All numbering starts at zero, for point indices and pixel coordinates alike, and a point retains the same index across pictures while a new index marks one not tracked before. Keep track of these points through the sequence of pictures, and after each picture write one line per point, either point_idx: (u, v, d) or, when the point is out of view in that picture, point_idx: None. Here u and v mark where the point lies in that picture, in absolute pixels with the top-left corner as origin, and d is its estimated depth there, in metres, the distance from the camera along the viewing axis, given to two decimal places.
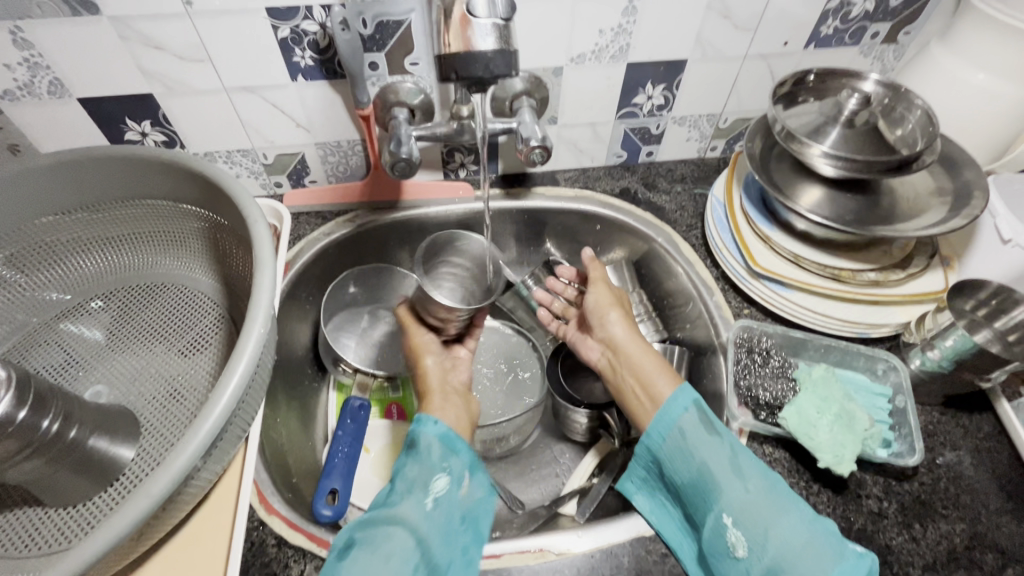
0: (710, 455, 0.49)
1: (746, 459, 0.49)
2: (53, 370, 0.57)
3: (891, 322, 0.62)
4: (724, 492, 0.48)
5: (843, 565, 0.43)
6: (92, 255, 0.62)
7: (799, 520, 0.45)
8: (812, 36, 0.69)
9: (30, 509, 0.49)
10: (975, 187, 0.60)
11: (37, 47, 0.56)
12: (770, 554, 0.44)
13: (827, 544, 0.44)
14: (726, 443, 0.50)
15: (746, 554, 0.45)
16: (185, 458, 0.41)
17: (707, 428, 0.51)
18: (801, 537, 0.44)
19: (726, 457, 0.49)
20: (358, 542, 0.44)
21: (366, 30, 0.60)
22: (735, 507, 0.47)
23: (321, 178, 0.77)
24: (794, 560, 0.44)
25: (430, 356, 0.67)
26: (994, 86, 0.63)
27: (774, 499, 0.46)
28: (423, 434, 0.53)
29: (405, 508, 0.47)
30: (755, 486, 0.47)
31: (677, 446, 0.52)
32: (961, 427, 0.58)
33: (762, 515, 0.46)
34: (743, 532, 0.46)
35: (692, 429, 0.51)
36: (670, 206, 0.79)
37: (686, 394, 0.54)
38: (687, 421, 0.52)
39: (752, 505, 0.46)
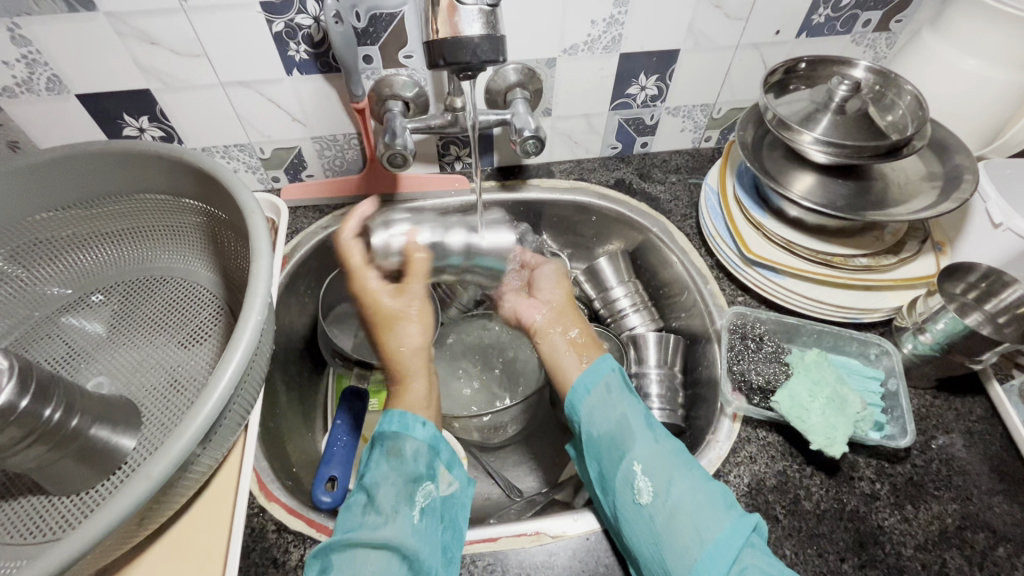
0: (628, 410, 0.52)
1: (656, 421, 0.53)
2: (56, 361, 0.58)
3: (884, 307, 0.62)
4: (637, 444, 0.49)
5: (738, 518, 0.45)
6: (92, 250, 0.62)
7: (701, 477, 0.48)
8: (804, 24, 0.69)
9: (34, 498, 0.50)
10: (965, 171, 0.60)
11: (36, 44, 0.57)
12: (673, 499, 0.46)
13: (724, 502, 0.46)
14: (640, 405, 0.54)
15: (650, 500, 0.46)
16: (184, 442, 0.41)
17: (626, 388, 0.55)
18: (704, 490, 0.46)
19: (640, 415, 0.52)
20: (337, 566, 0.43)
21: (360, 24, 0.61)
22: (645, 457, 0.49)
23: (318, 173, 0.78)
24: (695, 508, 0.45)
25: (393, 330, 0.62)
26: (985, 72, 0.63)
27: (682, 458, 0.49)
28: (410, 439, 0.49)
29: (392, 530, 0.44)
30: (664, 442, 0.50)
31: (598, 401, 0.54)
32: (953, 410, 0.59)
33: (667, 465, 0.48)
34: (650, 479, 0.47)
35: (614, 387, 0.55)
36: (665, 196, 0.80)
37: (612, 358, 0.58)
38: (611, 378, 0.55)
39: (661, 457, 0.48)
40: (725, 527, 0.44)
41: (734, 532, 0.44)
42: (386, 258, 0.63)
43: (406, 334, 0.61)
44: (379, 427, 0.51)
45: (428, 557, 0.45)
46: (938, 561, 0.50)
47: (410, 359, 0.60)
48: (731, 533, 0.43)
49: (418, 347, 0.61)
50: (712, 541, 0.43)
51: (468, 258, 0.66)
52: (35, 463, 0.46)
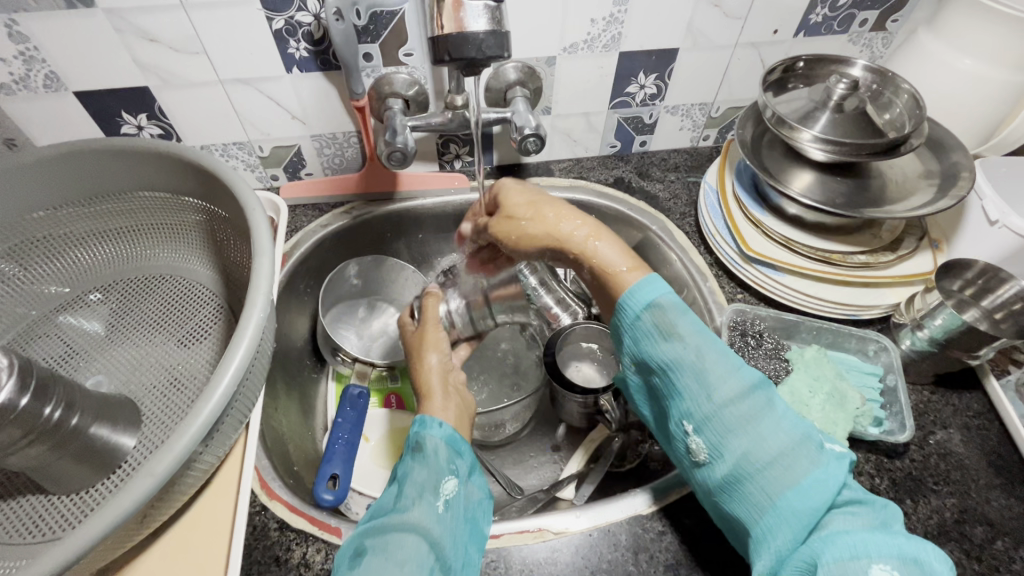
0: (674, 357, 0.44)
1: (714, 363, 0.44)
2: (53, 360, 0.58)
3: (883, 303, 0.63)
4: (687, 400, 0.44)
5: (815, 474, 0.40)
6: (90, 248, 0.62)
7: (770, 425, 0.42)
8: (802, 24, 0.70)
9: (32, 498, 0.49)
10: (962, 169, 0.61)
11: (33, 40, 0.56)
12: (732, 461, 0.42)
13: (801, 450, 0.41)
14: (691, 347, 0.44)
15: (708, 458, 0.44)
16: (187, 440, 0.41)
17: (661, 334, 0.45)
18: (771, 443, 0.41)
19: (689, 362, 0.44)
20: (369, 549, 0.42)
21: (360, 22, 0.61)
22: (696, 417, 0.44)
23: (317, 171, 0.78)
24: (763, 466, 0.41)
25: (434, 353, 0.62)
26: (981, 71, 0.64)
27: (743, 403, 0.43)
28: (428, 436, 0.50)
29: (418, 514, 0.44)
30: (723, 390, 0.43)
31: (637, 355, 0.47)
32: (950, 405, 0.59)
33: (724, 421, 0.43)
34: (704, 440, 0.44)
35: (652, 333, 0.45)
36: (664, 194, 0.80)
37: (650, 288, 0.46)
38: (653, 315, 0.45)
39: (717, 414, 0.43)
40: (796, 486, 0.39)
41: (809, 489, 0.39)
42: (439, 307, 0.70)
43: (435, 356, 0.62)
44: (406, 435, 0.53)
45: (451, 555, 0.44)
46: None
47: (432, 377, 0.59)
48: (806, 492, 0.39)
49: (437, 367, 0.61)
50: (785, 504, 0.39)
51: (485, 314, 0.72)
52: (36, 461, 0.45)
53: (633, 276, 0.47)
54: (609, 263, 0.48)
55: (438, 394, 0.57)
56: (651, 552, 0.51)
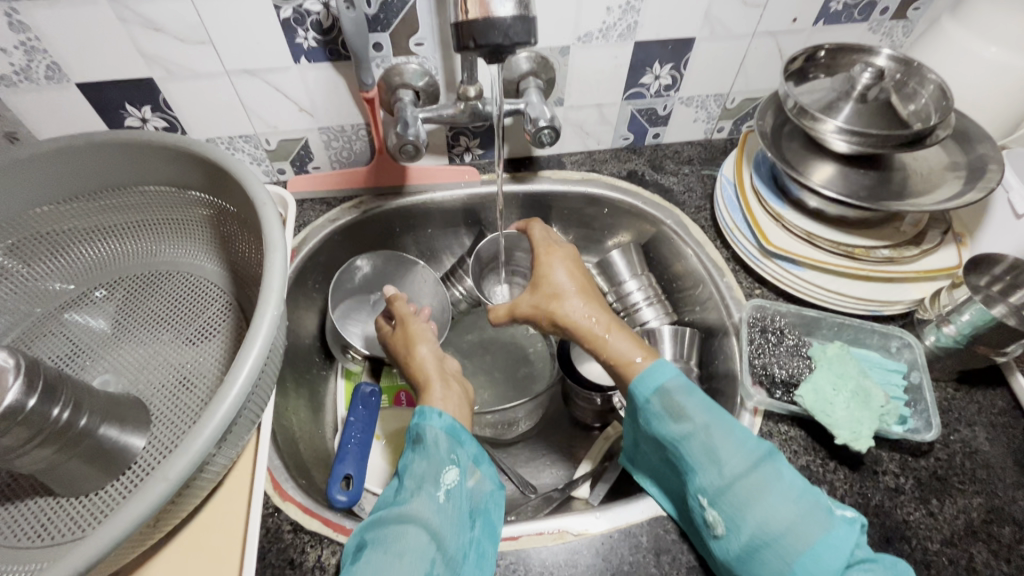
0: (683, 435, 0.48)
1: (722, 441, 0.47)
2: (59, 359, 0.56)
3: (905, 299, 0.61)
4: (700, 476, 0.47)
5: (829, 537, 0.42)
6: (94, 244, 0.61)
7: (782, 494, 0.44)
8: (822, 12, 0.68)
9: (41, 500, 0.48)
10: (990, 161, 0.59)
11: (34, 30, 0.55)
12: (747, 533, 0.44)
13: (812, 517, 0.43)
14: (699, 425, 0.48)
15: (724, 532, 0.45)
16: (201, 443, 0.40)
17: (675, 413, 0.49)
18: (784, 513, 0.43)
19: (699, 440, 0.48)
20: (369, 542, 0.43)
21: (370, 10, 0.59)
22: (711, 491, 0.46)
23: (325, 165, 0.76)
24: (778, 536, 0.43)
25: (424, 344, 0.62)
26: (1008, 59, 0.62)
27: (752, 475, 0.45)
28: (428, 428, 0.50)
29: (417, 506, 0.45)
30: (732, 465, 0.46)
31: (651, 428, 0.51)
32: (975, 403, 0.58)
33: (738, 496, 0.45)
34: (719, 512, 0.45)
35: (663, 414, 0.50)
36: (678, 187, 0.78)
37: (658, 373, 0.52)
38: (665, 396, 0.50)
39: (730, 489, 0.45)
40: (810, 553, 0.42)
41: (823, 555, 0.42)
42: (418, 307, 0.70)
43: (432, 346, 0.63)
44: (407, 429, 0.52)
45: (454, 547, 0.44)
46: (966, 555, 0.49)
47: (426, 367, 0.60)
48: (820, 559, 0.42)
49: (429, 357, 0.61)
50: (800, 568, 0.42)
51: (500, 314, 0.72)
52: (45, 464, 0.44)
53: (645, 363, 0.54)
54: (622, 355, 0.55)
55: (437, 385, 0.57)
56: (672, 553, 0.50)
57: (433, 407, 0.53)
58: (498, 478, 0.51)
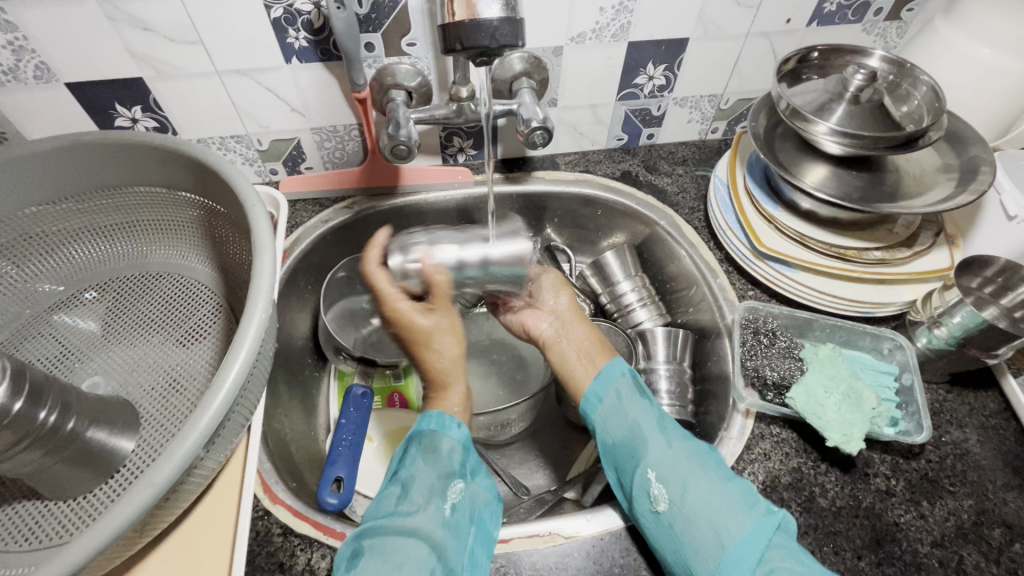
0: (637, 416, 0.53)
1: (672, 425, 0.52)
2: (48, 362, 0.56)
3: (898, 301, 0.61)
4: (649, 448, 0.49)
5: (760, 521, 0.44)
6: (84, 245, 0.60)
7: (721, 477, 0.47)
8: (815, 13, 0.68)
9: (29, 504, 0.48)
10: (982, 162, 0.59)
11: (21, 30, 0.54)
12: (689, 504, 0.45)
13: (744, 501, 0.45)
14: (654, 412, 0.53)
15: (667, 506, 0.46)
16: (189, 447, 0.39)
17: (638, 393, 0.55)
18: (721, 493, 0.46)
19: (653, 418, 0.52)
20: (366, 550, 0.42)
21: (362, 10, 0.59)
22: (659, 462, 0.48)
23: (318, 165, 0.76)
24: (713, 512, 0.44)
25: (436, 349, 0.58)
26: (1002, 61, 0.62)
27: (695, 456, 0.49)
28: (445, 437, 0.50)
29: (422, 519, 0.44)
30: (677, 443, 0.50)
31: (611, 410, 0.54)
32: (967, 405, 0.58)
33: (682, 469, 0.47)
34: (664, 485, 0.47)
35: (626, 396, 0.55)
36: (672, 188, 0.78)
37: (620, 362, 0.58)
38: (622, 384, 0.55)
39: (676, 461, 0.48)
40: (744, 526, 0.43)
41: (754, 535, 0.43)
42: (406, 280, 0.59)
43: (445, 344, 0.59)
44: (416, 426, 0.52)
45: (455, 556, 0.44)
46: (956, 557, 0.49)
47: (450, 370, 0.58)
48: (749, 536, 0.43)
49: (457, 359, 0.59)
50: (734, 541, 0.43)
51: (485, 270, 0.60)
52: (32, 467, 0.44)
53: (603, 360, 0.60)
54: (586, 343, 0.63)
55: (456, 388, 0.57)
56: None
57: (448, 413, 0.53)
58: (495, 489, 0.52)
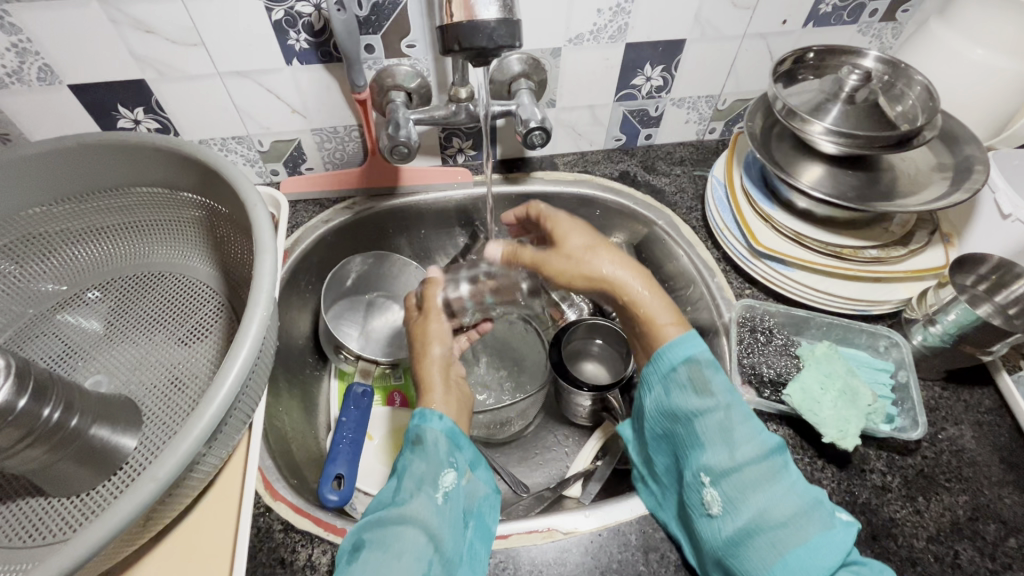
0: (702, 410, 0.47)
1: (738, 421, 0.47)
2: (51, 360, 0.57)
3: (893, 299, 0.62)
4: (708, 451, 0.46)
5: (828, 535, 0.42)
6: (87, 245, 0.61)
7: (787, 485, 0.45)
8: (811, 14, 0.69)
9: (32, 500, 0.48)
10: (976, 162, 0.60)
11: (25, 32, 0.55)
12: (744, 516, 0.44)
13: (813, 513, 0.43)
14: (720, 404, 0.47)
15: (720, 512, 0.45)
16: (190, 442, 0.40)
17: (704, 384, 0.48)
18: (786, 504, 0.43)
19: (717, 417, 0.47)
20: (367, 543, 0.43)
21: (362, 12, 0.60)
22: (717, 468, 0.46)
23: (318, 166, 0.77)
24: (774, 525, 0.43)
25: (436, 345, 0.60)
26: (995, 61, 0.63)
27: (760, 463, 0.45)
28: (429, 429, 0.49)
29: (416, 506, 0.45)
30: (744, 449, 0.46)
31: (664, 401, 0.50)
32: (962, 402, 0.59)
33: (743, 480, 0.45)
34: (720, 491, 0.45)
35: (687, 386, 0.49)
36: (670, 188, 0.79)
37: (688, 344, 0.50)
38: (687, 372, 0.49)
39: (736, 468, 0.45)
40: (808, 545, 0.42)
41: (819, 550, 0.41)
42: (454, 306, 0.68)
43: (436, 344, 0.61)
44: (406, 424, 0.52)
45: (451, 547, 0.45)
46: (951, 552, 0.50)
47: (432, 368, 0.58)
48: (815, 550, 0.41)
49: (440, 359, 0.60)
50: (795, 559, 0.41)
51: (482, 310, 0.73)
52: (36, 464, 0.44)
53: (673, 329, 0.52)
54: (653, 313, 0.53)
55: (438, 389, 0.56)
56: (660, 551, 0.51)
57: (434, 409, 0.53)
58: (494, 482, 0.52)
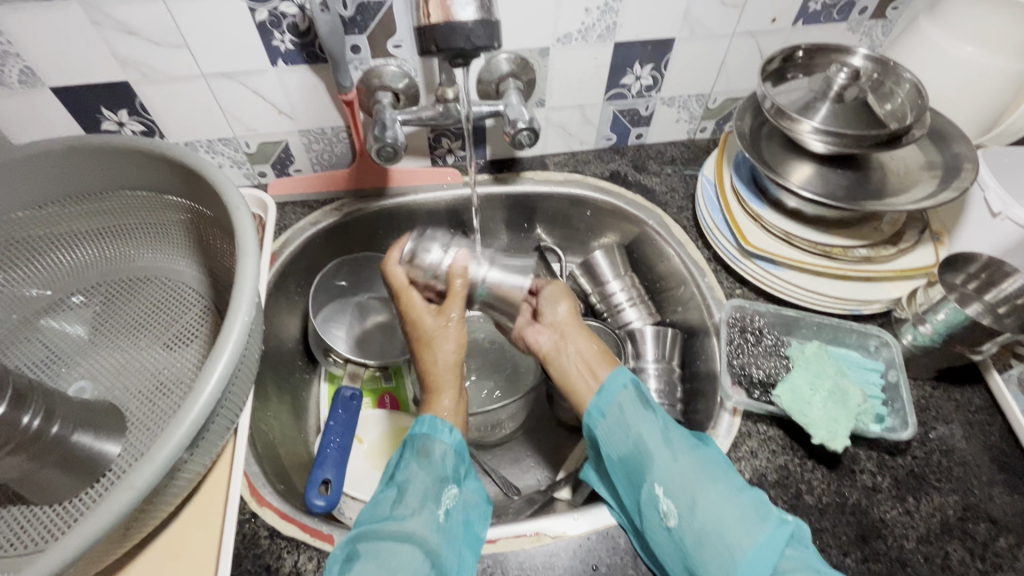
0: (645, 425, 0.49)
1: (678, 434, 0.49)
2: (35, 366, 0.56)
3: (883, 298, 0.62)
4: (655, 463, 0.47)
5: (775, 530, 0.42)
6: (72, 250, 0.60)
7: (730, 488, 0.45)
8: (800, 12, 0.68)
9: (14, 509, 0.48)
10: (965, 160, 0.60)
11: (5, 34, 0.54)
12: (699, 521, 0.43)
13: (759, 513, 0.43)
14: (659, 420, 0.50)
15: (677, 521, 0.44)
16: (170, 449, 0.39)
17: (644, 405, 0.51)
18: (733, 505, 0.43)
19: (659, 430, 0.49)
20: (360, 555, 0.42)
21: (346, 12, 0.59)
22: (666, 477, 0.46)
23: (306, 168, 0.76)
24: (724, 526, 0.42)
25: (448, 346, 0.55)
26: (984, 59, 0.62)
27: (706, 468, 0.46)
28: (438, 442, 0.50)
29: (416, 523, 0.44)
30: (686, 456, 0.47)
31: (612, 422, 0.51)
32: (952, 401, 0.59)
33: (691, 483, 0.45)
34: (673, 500, 0.45)
35: (630, 406, 0.51)
36: (660, 187, 0.79)
37: (627, 371, 0.54)
38: (625, 398, 0.51)
39: (683, 475, 0.46)
40: (758, 544, 0.41)
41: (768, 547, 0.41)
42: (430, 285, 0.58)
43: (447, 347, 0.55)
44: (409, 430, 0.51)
45: (447, 558, 0.44)
46: (941, 553, 0.50)
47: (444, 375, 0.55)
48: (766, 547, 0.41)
49: (452, 363, 0.56)
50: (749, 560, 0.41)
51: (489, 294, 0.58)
52: (17, 472, 0.44)
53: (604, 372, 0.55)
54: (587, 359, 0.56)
55: (445, 395, 0.54)
56: None
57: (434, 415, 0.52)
58: (485, 492, 0.51)
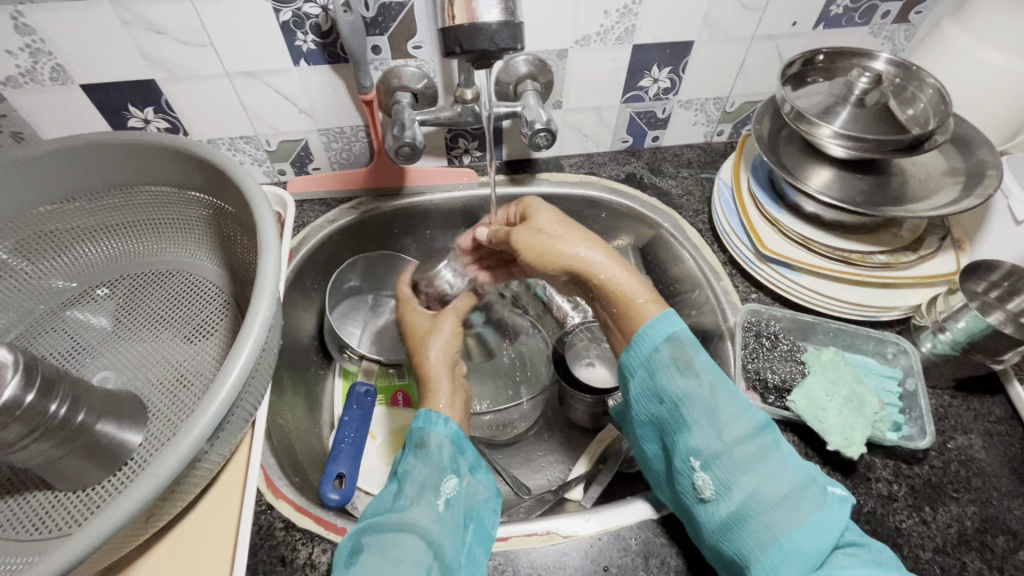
0: (687, 391, 0.46)
1: (723, 399, 0.46)
2: (61, 355, 0.57)
3: (902, 305, 0.61)
4: (695, 435, 0.45)
5: (824, 514, 0.42)
6: (97, 243, 0.62)
7: (778, 463, 0.44)
8: (822, 15, 0.68)
9: (39, 494, 0.49)
10: (989, 166, 0.59)
11: (39, 32, 0.56)
12: (737, 498, 0.43)
13: (807, 492, 0.43)
14: (704, 383, 0.46)
15: (713, 496, 0.44)
16: (191, 440, 0.40)
17: (683, 365, 0.47)
18: (778, 485, 0.43)
19: (701, 397, 0.46)
20: (365, 547, 0.43)
21: (369, 13, 0.60)
22: (706, 452, 0.45)
23: (325, 166, 0.77)
24: (768, 507, 0.42)
25: (435, 347, 0.59)
26: (1009, 64, 0.62)
27: (752, 442, 0.45)
28: (433, 433, 0.51)
29: (417, 513, 0.45)
30: (732, 430, 0.45)
31: (647, 385, 0.48)
32: (971, 410, 0.58)
33: (735, 460, 0.44)
34: (711, 475, 0.44)
35: (670, 366, 0.47)
36: (676, 190, 0.78)
37: (667, 322, 0.48)
38: (664, 357, 0.47)
39: (725, 450, 0.44)
40: (804, 526, 0.41)
41: (815, 530, 0.41)
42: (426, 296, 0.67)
43: (439, 344, 0.60)
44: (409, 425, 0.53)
45: (451, 553, 0.44)
46: (958, 564, 0.49)
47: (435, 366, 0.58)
48: (812, 530, 0.41)
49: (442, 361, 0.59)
50: (791, 541, 0.40)
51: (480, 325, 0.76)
52: (43, 458, 0.45)
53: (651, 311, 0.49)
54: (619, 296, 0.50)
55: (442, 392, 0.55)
56: (662, 557, 0.50)
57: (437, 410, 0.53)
58: (495, 486, 0.53)
